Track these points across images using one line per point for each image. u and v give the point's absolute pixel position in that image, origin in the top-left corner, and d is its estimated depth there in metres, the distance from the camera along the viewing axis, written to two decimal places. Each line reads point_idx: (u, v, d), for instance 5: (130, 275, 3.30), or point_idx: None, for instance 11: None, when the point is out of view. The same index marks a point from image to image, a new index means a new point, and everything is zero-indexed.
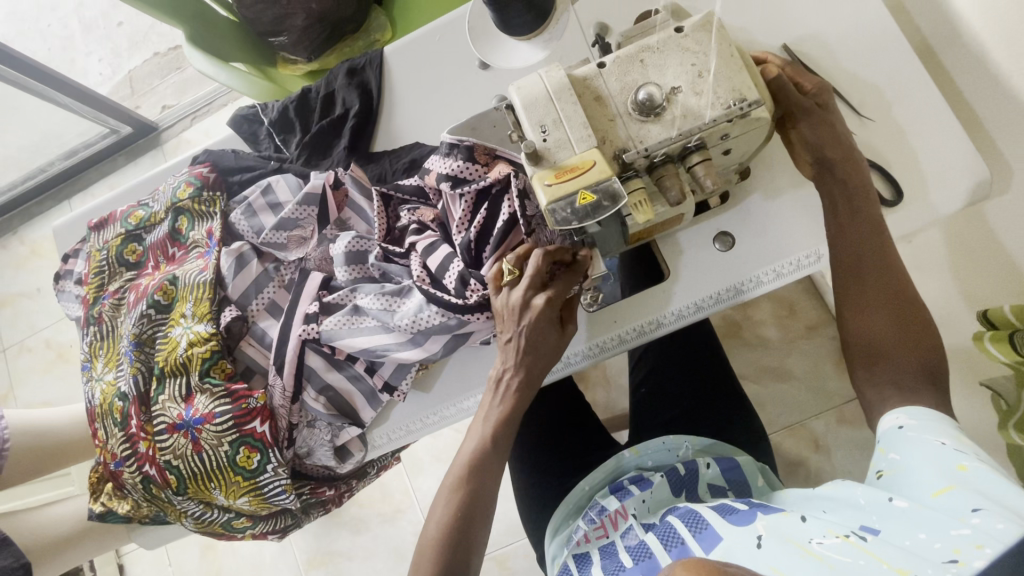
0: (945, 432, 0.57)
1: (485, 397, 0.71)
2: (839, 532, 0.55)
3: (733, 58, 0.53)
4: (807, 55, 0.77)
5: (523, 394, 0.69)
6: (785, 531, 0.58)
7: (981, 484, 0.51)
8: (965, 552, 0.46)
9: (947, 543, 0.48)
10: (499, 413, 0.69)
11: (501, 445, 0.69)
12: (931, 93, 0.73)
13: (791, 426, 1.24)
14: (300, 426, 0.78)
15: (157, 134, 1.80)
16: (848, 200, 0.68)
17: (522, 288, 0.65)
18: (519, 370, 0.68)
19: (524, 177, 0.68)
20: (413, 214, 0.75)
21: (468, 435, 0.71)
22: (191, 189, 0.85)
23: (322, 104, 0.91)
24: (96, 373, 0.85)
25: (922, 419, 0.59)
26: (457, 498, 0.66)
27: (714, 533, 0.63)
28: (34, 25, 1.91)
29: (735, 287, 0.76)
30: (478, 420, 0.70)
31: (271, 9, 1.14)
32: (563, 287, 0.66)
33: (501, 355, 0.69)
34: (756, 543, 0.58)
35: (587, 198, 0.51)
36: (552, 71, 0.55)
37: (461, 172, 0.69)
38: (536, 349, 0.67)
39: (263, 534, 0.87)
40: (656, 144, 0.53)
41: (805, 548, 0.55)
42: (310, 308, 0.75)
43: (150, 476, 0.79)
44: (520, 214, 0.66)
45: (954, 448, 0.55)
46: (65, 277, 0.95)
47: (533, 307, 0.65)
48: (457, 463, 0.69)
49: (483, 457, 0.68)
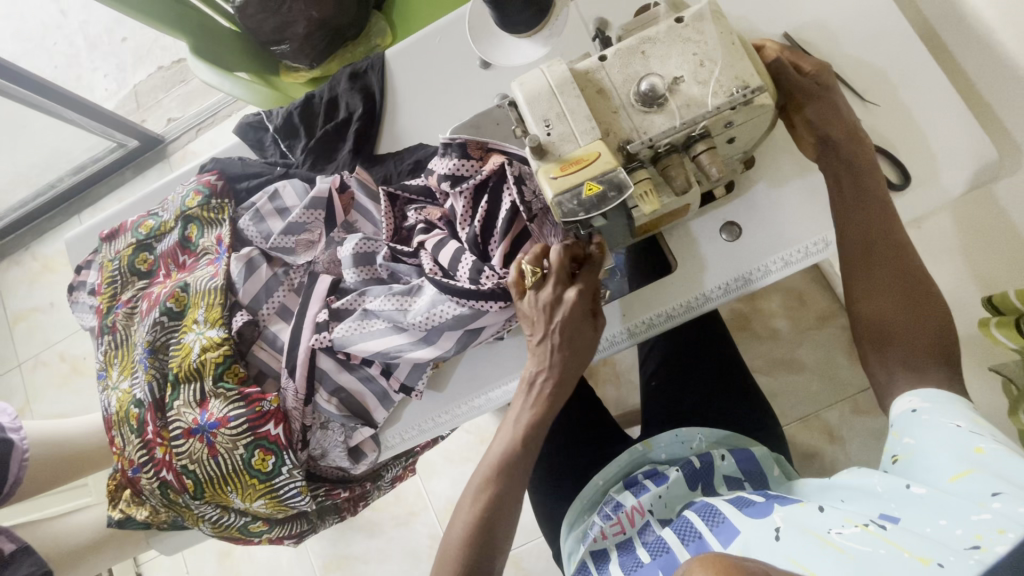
0: (960, 414, 0.57)
1: (516, 400, 0.70)
2: (858, 521, 0.55)
3: (734, 45, 0.53)
4: (809, 42, 0.77)
5: (554, 398, 0.68)
6: (802, 522, 0.58)
7: (997, 466, 0.51)
8: (987, 538, 0.45)
9: (968, 529, 0.48)
10: (530, 418, 0.68)
11: (530, 451, 0.68)
12: (935, 75, 0.73)
13: (805, 417, 1.23)
14: (314, 427, 0.78)
15: (163, 146, 1.82)
16: (853, 174, 0.67)
17: (551, 285, 0.65)
18: (552, 372, 0.68)
19: (518, 165, 0.67)
20: (419, 214, 0.75)
21: (497, 443, 0.70)
22: (200, 197, 0.86)
23: (326, 108, 0.91)
24: (111, 381, 0.86)
25: (936, 401, 0.59)
26: (481, 504, 0.66)
27: (731, 526, 0.63)
28: (41, 43, 1.94)
29: (744, 277, 0.75)
30: (508, 426, 0.70)
31: (272, 18, 1.16)
32: (591, 283, 0.67)
33: (533, 357, 0.69)
34: (775, 535, 0.58)
35: (592, 188, 0.51)
36: (553, 66, 0.55)
37: (458, 170, 0.70)
38: (571, 347, 0.66)
39: (280, 538, 0.88)
40: (660, 133, 0.53)
41: (824, 539, 0.54)
42: (320, 316, 0.76)
43: (167, 481, 0.80)
44: (519, 202, 0.67)
45: (969, 430, 0.55)
46: (79, 288, 0.96)
47: (565, 304, 0.65)
48: (484, 465, 0.69)
49: (512, 463, 0.68)
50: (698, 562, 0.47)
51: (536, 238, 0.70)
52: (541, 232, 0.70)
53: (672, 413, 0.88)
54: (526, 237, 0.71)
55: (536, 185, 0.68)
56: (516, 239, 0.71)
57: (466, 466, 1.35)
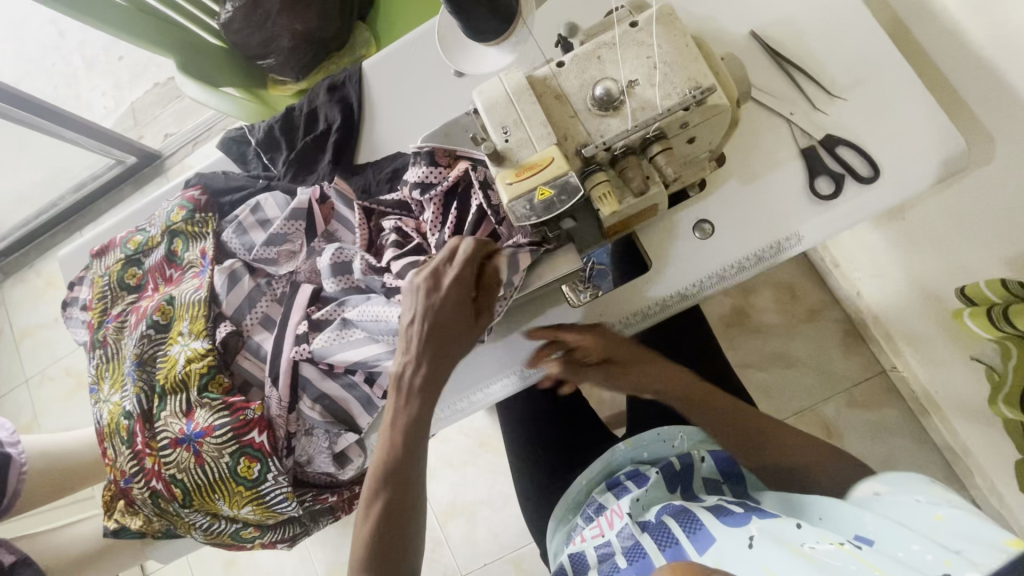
0: (920, 488, 0.57)
1: (390, 400, 0.69)
2: (834, 539, 0.57)
3: (687, 48, 0.54)
4: (776, 40, 0.77)
5: (428, 392, 0.67)
6: (778, 534, 0.60)
7: (957, 529, 0.51)
8: (955, 564, 0.47)
9: (936, 554, 0.49)
10: (405, 416, 0.67)
11: (411, 450, 0.67)
12: (903, 68, 0.73)
13: (800, 413, 1.23)
14: (298, 435, 0.80)
15: (161, 161, 1.85)
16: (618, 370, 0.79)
17: (427, 270, 0.65)
18: (421, 367, 0.66)
19: (484, 169, 0.69)
20: (394, 224, 0.76)
21: (382, 438, 0.69)
22: (184, 212, 0.88)
23: (306, 120, 0.93)
24: (103, 395, 0.88)
25: (899, 483, 0.60)
26: (376, 509, 0.66)
27: (708, 534, 0.64)
28: (40, 65, 1.98)
29: (717, 275, 0.76)
30: (389, 423, 0.69)
31: (259, 32, 1.19)
32: (470, 270, 0.65)
33: (401, 348, 0.67)
34: (749, 543, 0.60)
35: (544, 193, 0.53)
36: (510, 74, 0.56)
37: (426, 178, 0.71)
38: (441, 338, 0.65)
39: (273, 543, 0.90)
40: (614, 136, 0.55)
41: (795, 550, 0.57)
42: (300, 328, 0.77)
43: (157, 491, 0.81)
44: (487, 206, 0.69)
45: (928, 502, 0.55)
46: (71, 304, 0.98)
47: (438, 290, 0.65)
48: (372, 468, 0.68)
49: (395, 463, 0.67)
50: (669, 570, 0.48)
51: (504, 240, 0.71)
52: (510, 234, 0.71)
53: (656, 410, 0.89)
54: (494, 240, 0.71)
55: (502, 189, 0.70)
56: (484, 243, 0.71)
57: (464, 469, 1.37)
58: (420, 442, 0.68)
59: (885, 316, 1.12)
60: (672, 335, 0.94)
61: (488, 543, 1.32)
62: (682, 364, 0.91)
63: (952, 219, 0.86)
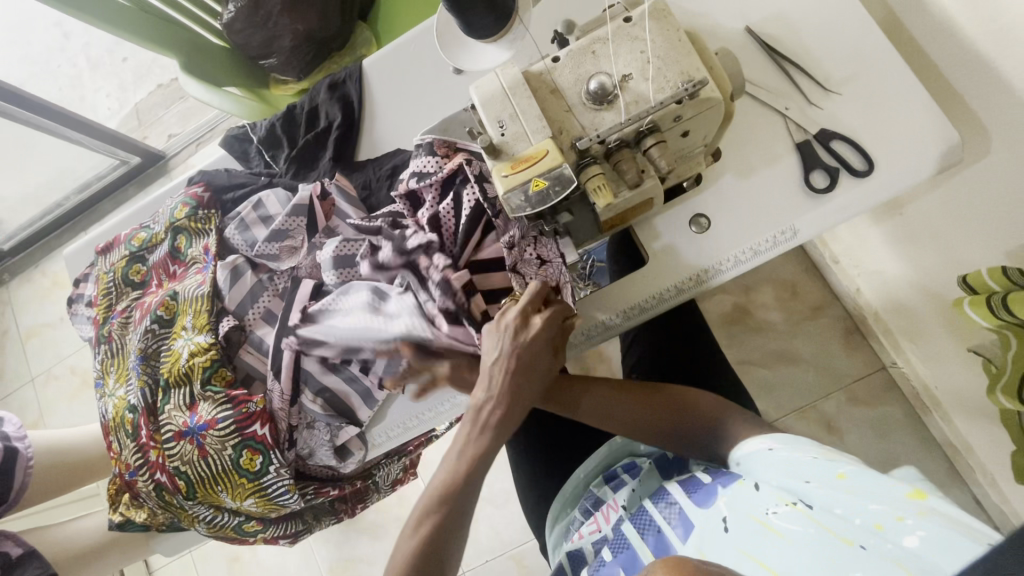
0: (803, 447, 0.60)
1: (461, 427, 0.69)
2: (788, 498, 0.57)
3: (680, 42, 0.55)
4: (771, 35, 0.78)
5: (501, 428, 0.67)
6: (744, 505, 0.61)
7: (862, 485, 0.53)
8: (888, 527, 0.49)
9: (866, 517, 0.51)
10: (475, 447, 0.67)
11: (473, 483, 0.67)
12: (897, 63, 0.74)
13: (800, 409, 1.23)
14: (300, 428, 0.81)
15: (165, 162, 1.87)
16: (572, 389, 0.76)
17: (519, 307, 0.66)
18: (499, 401, 0.67)
19: (479, 163, 0.70)
20: (418, 239, 0.71)
21: (446, 464, 0.68)
22: (188, 209, 0.89)
23: (307, 118, 0.94)
24: (108, 389, 0.89)
25: (785, 441, 0.61)
26: (426, 530, 0.64)
27: (687, 520, 0.66)
28: (46, 67, 2.00)
29: (714, 268, 0.77)
30: (456, 451, 0.68)
31: (260, 33, 1.20)
32: (559, 316, 0.67)
33: (483, 381, 0.68)
34: (723, 526, 0.61)
35: (539, 185, 0.53)
36: (506, 68, 0.57)
37: (424, 168, 0.72)
38: (525, 374, 0.67)
39: (273, 538, 0.92)
40: (608, 129, 0.55)
41: (765, 524, 0.57)
42: (301, 331, 0.77)
43: (162, 483, 0.82)
44: (483, 199, 0.69)
45: (824, 458, 0.57)
46: (77, 301, 1.00)
47: (531, 328, 0.66)
48: (428, 492, 0.67)
49: (457, 492, 0.66)
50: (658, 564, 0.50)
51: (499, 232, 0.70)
52: (505, 227, 0.70)
53: None
54: (490, 230, 0.72)
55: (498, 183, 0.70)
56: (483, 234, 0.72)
57: None
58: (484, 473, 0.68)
59: (883, 312, 1.12)
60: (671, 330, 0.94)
61: (489, 539, 1.33)
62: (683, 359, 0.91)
63: (952, 213, 0.86)
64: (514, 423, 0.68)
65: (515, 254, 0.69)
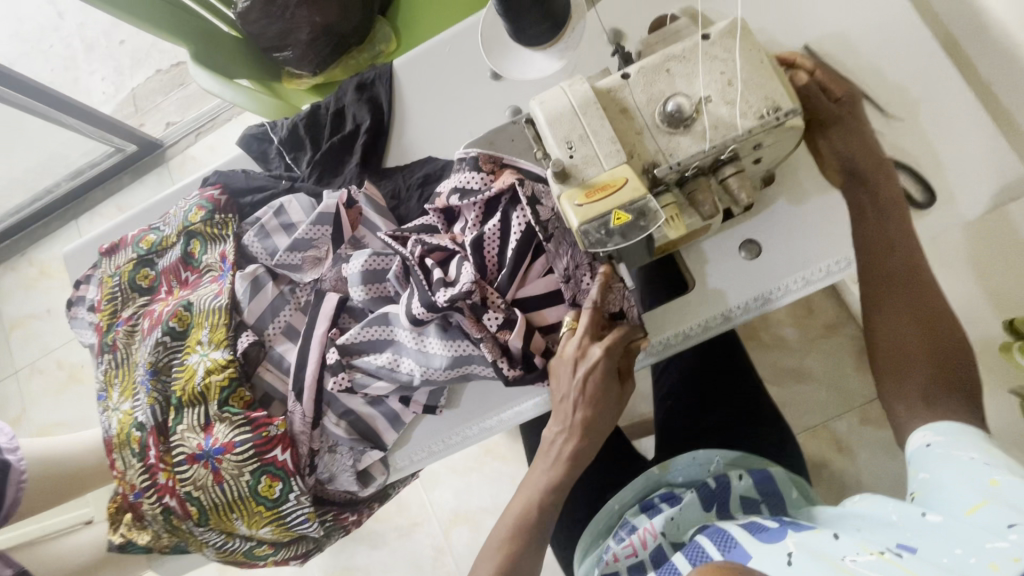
0: (973, 445, 0.55)
1: (534, 461, 0.68)
2: (873, 549, 0.52)
3: (762, 64, 0.51)
4: (829, 54, 0.75)
5: (575, 460, 0.65)
6: (816, 549, 0.55)
7: (1015, 498, 0.48)
8: (1004, 568, 0.43)
9: (984, 558, 0.45)
10: (550, 480, 0.65)
11: (547, 514, 0.65)
12: (959, 90, 0.71)
13: (814, 428, 1.21)
14: (321, 452, 0.76)
15: (161, 151, 1.79)
16: (875, 207, 0.67)
17: (576, 340, 0.63)
18: (572, 435, 0.65)
19: (529, 183, 0.65)
20: (469, 276, 0.65)
21: (519, 496, 0.67)
22: (203, 212, 0.83)
23: (332, 120, 0.89)
24: (111, 403, 0.84)
25: (949, 433, 0.57)
26: (501, 557, 0.62)
27: (743, 551, 0.60)
28: (36, 46, 1.90)
29: (763, 296, 0.73)
30: (529, 483, 0.67)
31: (275, 24, 1.13)
32: (620, 341, 0.63)
33: (553, 416, 0.66)
34: (787, 560, 0.55)
35: (621, 218, 0.50)
36: (574, 84, 0.53)
37: (469, 184, 0.68)
38: (596, 406, 0.64)
39: (285, 560, 0.86)
40: (687, 157, 0.52)
41: (838, 565, 0.51)
42: (330, 355, 0.73)
43: (170, 507, 0.77)
44: (534, 222, 0.64)
45: (983, 461, 0.52)
46: (77, 304, 0.93)
47: (589, 359, 0.63)
48: (500, 525, 0.66)
49: (532, 521, 0.64)
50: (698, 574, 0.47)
51: (550, 257, 0.65)
52: (558, 251, 0.65)
53: (694, 431, 0.86)
54: (540, 254, 0.67)
55: (551, 204, 0.65)
56: (531, 258, 0.67)
57: (470, 477, 1.33)
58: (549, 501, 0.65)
59: None
60: (708, 356, 0.91)
61: None
62: (718, 389, 0.88)
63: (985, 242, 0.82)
64: (589, 455, 0.65)
65: (572, 287, 0.66)
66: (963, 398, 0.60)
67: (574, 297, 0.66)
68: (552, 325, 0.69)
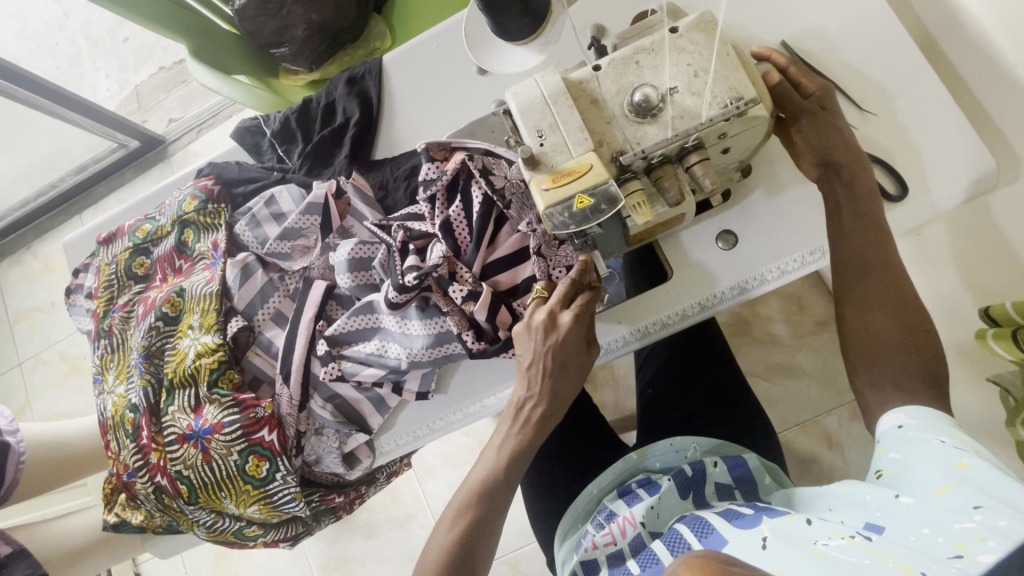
0: (945, 431, 0.57)
1: (502, 424, 0.69)
2: (844, 533, 0.54)
3: (729, 57, 0.53)
4: (808, 50, 0.76)
5: (542, 423, 0.67)
6: (789, 533, 0.57)
7: (979, 481, 0.50)
8: (970, 547, 0.45)
9: (950, 538, 0.47)
10: (516, 444, 0.67)
11: (510, 479, 0.67)
12: (934, 85, 0.72)
13: (802, 423, 1.22)
14: (308, 434, 0.79)
15: (165, 146, 1.82)
16: (854, 200, 0.67)
17: (547, 307, 0.64)
18: (542, 399, 0.67)
19: (478, 158, 0.69)
20: (439, 253, 0.68)
21: (484, 461, 0.69)
22: (196, 202, 0.86)
23: (323, 113, 0.91)
24: (107, 386, 0.87)
25: (922, 417, 0.59)
26: (465, 520, 0.64)
27: (719, 537, 0.61)
28: (43, 43, 1.92)
29: (741, 285, 0.75)
30: (495, 447, 0.69)
31: (273, 21, 1.14)
32: (589, 310, 0.65)
33: (523, 380, 0.67)
34: (762, 544, 0.56)
35: (583, 201, 0.52)
36: (547, 76, 0.56)
37: (427, 176, 0.72)
38: (564, 370, 0.66)
39: (275, 542, 0.89)
40: (653, 145, 0.54)
41: (810, 548, 0.53)
42: (321, 349, 0.75)
43: (162, 486, 0.80)
44: (491, 192, 0.68)
45: (953, 445, 0.54)
46: (76, 291, 0.96)
47: (560, 326, 0.64)
48: (466, 485, 0.67)
49: (495, 485, 0.66)
50: (682, 566, 0.44)
51: (513, 222, 0.69)
52: (519, 216, 0.69)
53: (674, 417, 0.88)
54: (503, 222, 0.71)
55: (502, 174, 0.69)
56: (495, 228, 0.71)
57: (463, 469, 1.35)
58: (521, 466, 0.68)
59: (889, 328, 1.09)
60: (688, 345, 0.93)
61: None
62: (700, 377, 0.90)
63: (961, 242, 0.83)
64: (556, 420, 0.68)
65: (536, 240, 0.68)
66: (930, 387, 0.62)
67: (546, 271, 0.69)
68: (521, 286, 0.71)
